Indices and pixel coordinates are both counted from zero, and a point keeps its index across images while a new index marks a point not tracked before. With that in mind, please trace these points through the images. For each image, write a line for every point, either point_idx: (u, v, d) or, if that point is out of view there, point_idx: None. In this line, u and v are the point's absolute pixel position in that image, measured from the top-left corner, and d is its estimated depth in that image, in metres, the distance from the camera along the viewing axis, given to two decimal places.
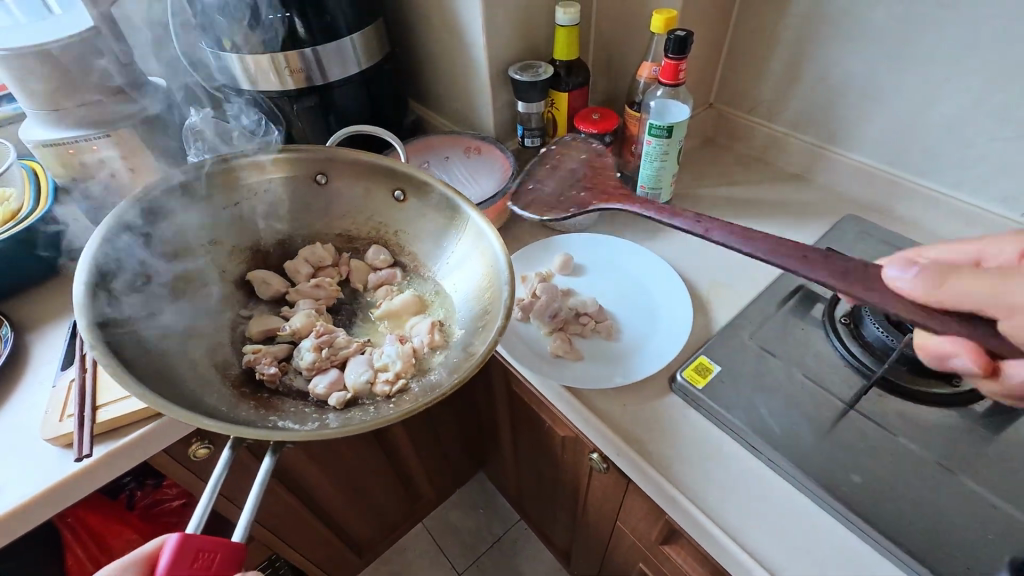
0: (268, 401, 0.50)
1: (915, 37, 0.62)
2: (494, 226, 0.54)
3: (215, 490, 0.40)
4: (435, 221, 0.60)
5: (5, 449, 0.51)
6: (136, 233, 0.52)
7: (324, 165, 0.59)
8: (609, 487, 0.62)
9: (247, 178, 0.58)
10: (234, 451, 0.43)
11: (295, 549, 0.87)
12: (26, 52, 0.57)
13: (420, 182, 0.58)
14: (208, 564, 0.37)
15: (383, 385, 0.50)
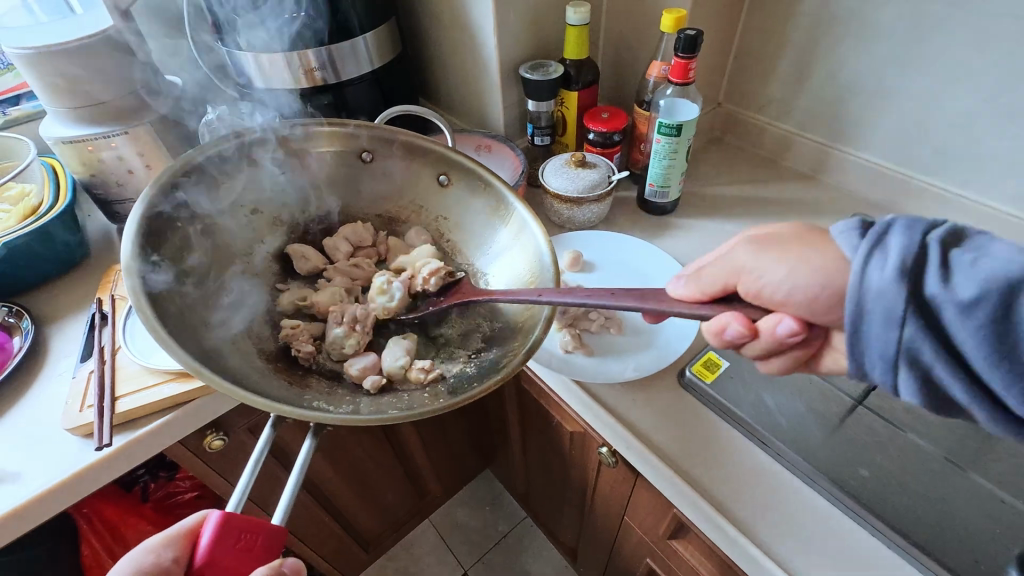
0: (305, 379, 0.50)
1: (924, 38, 0.62)
2: (539, 221, 0.55)
3: (255, 470, 0.42)
4: (477, 211, 0.60)
5: (28, 440, 0.52)
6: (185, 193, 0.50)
7: (372, 141, 0.58)
8: (618, 483, 0.62)
9: (293, 148, 0.56)
10: (274, 431, 0.45)
11: (304, 543, 0.88)
12: (49, 51, 0.59)
13: (467, 172, 0.58)
14: (250, 545, 0.38)
15: (417, 373, 0.51)
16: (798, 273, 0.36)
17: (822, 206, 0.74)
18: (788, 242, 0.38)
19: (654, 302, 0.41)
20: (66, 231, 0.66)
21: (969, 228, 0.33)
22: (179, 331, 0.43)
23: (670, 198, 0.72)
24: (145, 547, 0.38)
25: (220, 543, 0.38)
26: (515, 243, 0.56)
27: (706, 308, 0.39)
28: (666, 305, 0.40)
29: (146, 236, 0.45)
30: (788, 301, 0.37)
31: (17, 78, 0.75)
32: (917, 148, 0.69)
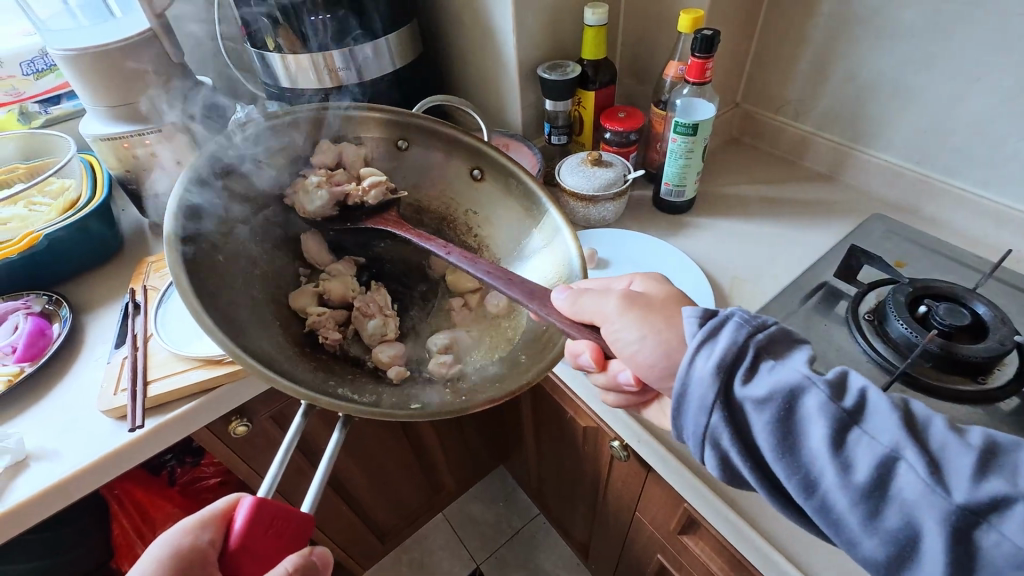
0: (332, 365, 0.51)
1: (945, 36, 0.62)
2: (571, 228, 0.56)
3: (285, 458, 0.42)
4: (508, 209, 0.61)
5: (66, 420, 0.55)
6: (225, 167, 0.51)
7: (409, 130, 0.60)
8: (630, 478, 0.63)
9: (339, 131, 0.59)
10: (304, 419, 0.45)
11: (322, 532, 0.90)
12: (90, 52, 0.62)
13: (501, 171, 0.60)
14: (282, 529, 0.40)
15: (439, 366, 0.52)
16: (647, 341, 0.40)
17: (841, 206, 0.74)
18: (653, 309, 0.41)
19: (539, 302, 0.46)
20: (102, 225, 0.69)
21: (789, 339, 0.36)
22: (214, 307, 0.44)
23: (686, 196, 0.72)
24: (182, 527, 0.40)
25: (254, 527, 0.39)
26: (546, 241, 0.58)
27: (575, 330, 0.43)
28: (544, 310, 0.44)
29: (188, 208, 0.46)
30: (633, 358, 0.40)
31: (58, 78, 0.79)
32: (939, 147, 0.68)
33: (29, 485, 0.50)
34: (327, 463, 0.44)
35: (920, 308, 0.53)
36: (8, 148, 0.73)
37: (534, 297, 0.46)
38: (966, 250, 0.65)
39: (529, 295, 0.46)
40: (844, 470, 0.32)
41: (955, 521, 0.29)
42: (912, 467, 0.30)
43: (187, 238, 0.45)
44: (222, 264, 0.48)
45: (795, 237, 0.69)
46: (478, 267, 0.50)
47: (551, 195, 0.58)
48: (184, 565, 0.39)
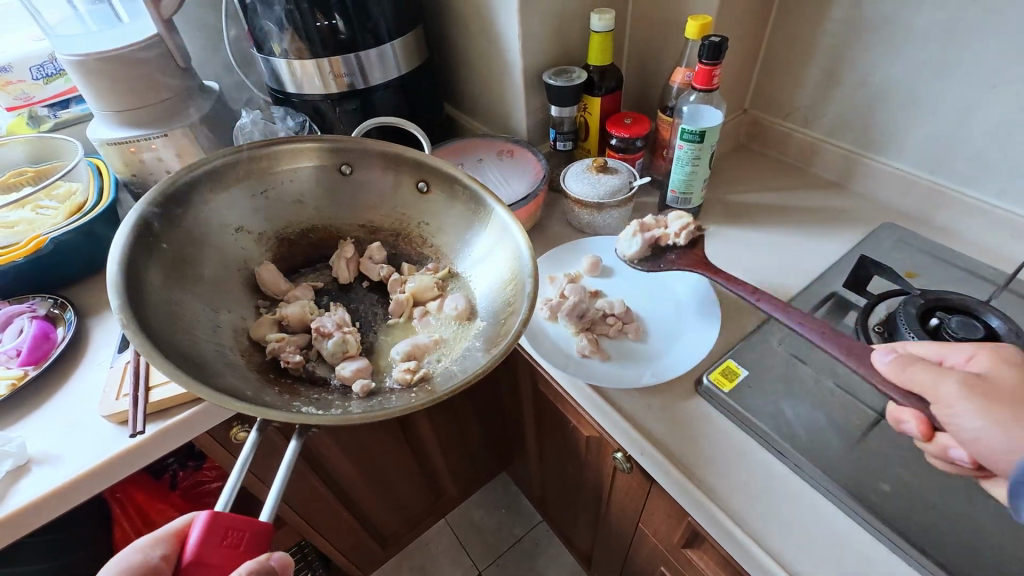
0: (295, 388, 0.52)
1: (959, 44, 0.60)
2: (519, 223, 0.54)
3: (243, 470, 0.42)
4: (456, 215, 0.61)
5: (68, 426, 0.55)
6: (168, 211, 0.53)
7: (348, 154, 0.60)
8: (632, 490, 0.62)
9: (278, 166, 0.60)
10: (262, 432, 0.45)
11: (324, 538, 0.90)
12: (97, 57, 0.62)
13: (446, 178, 0.60)
14: (237, 541, 0.40)
15: (404, 374, 0.52)
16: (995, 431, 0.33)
17: (851, 215, 0.73)
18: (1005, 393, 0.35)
19: (857, 358, 0.44)
20: (108, 228, 0.69)
21: None
22: (167, 344, 0.45)
23: (692, 203, 0.72)
24: (134, 547, 0.40)
25: (210, 537, 0.39)
26: (495, 245, 0.57)
27: (896, 393, 0.41)
28: (863, 369, 0.43)
29: (133, 259, 0.48)
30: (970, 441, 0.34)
31: (67, 83, 0.79)
32: (951, 156, 0.67)
33: (29, 490, 0.50)
34: (286, 467, 0.43)
35: (932, 320, 0.52)
36: (17, 152, 0.74)
37: (851, 355, 0.45)
38: (980, 260, 0.64)
39: (851, 351, 0.45)
40: None
41: None
42: None
43: (134, 286, 0.47)
44: (176, 306, 0.49)
45: (804, 245, 0.68)
46: (835, 348, 0.46)
47: (495, 194, 0.57)
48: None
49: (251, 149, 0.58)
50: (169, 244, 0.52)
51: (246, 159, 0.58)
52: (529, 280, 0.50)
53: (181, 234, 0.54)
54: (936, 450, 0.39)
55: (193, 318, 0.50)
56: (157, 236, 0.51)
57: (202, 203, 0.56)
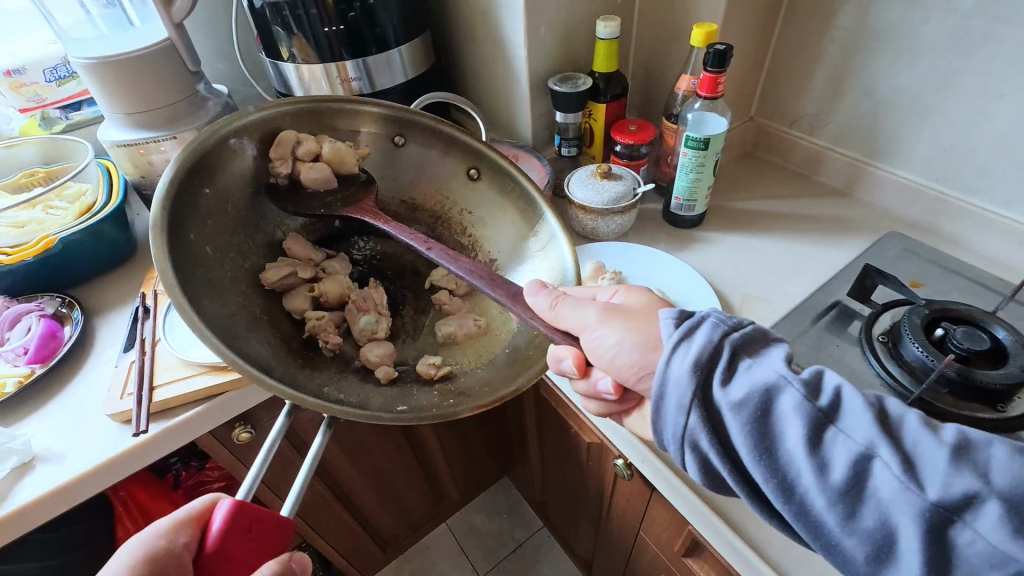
0: (318, 365, 0.50)
1: (968, 53, 0.60)
2: (568, 235, 0.55)
3: (265, 462, 0.42)
4: (502, 208, 0.61)
5: (71, 425, 0.55)
6: (213, 156, 0.49)
7: (406, 126, 0.59)
8: (633, 496, 0.62)
9: (338, 123, 0.58)
10: (290, 417, 0.46)
11: (323, 539, 0.90)
12: (110, 59, 0.63)
13: (498, 169, 0.60)
14: (260, 535, 0.39)
15: (428, 367, 0.52)
16: (626, 345, 0.41)
17: (856, 223, 0.72)
18: (635, 316, 0.42)
19: (520, 306, 0.46)
20: (116, 230, 0.70)
21: (774, 409, 0.34)
22: (208, 313, 0.43)
23: (696, 211, 0.71)
24: (159, 532, 0.40)
25: (233, 527, 0.38)
26: (536, 254, 0.57)
27: (557, 335, 0.44)
28: (526, 315, 0.45)
29: (177, 201, 0.44)
30: (612, 363, 0.41)
31: (78, 85, 0.81)
32: (957, 166, 0.66)
33: (32, 487, 0.50)
34: (313, 459, 0.44)
35: (937, 330, 0.52)
36: (29, 152, 0.75)
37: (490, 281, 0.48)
38: (986, 271, 0.64)
39: (512, 297, 0.47)
40: (821, 469, 0.32)
41: (929, 517, 0.29)
42: (886, 465, 0.30)
43: (176, 234, 0.43)
44: (210, 259, 0.47)
45: (808, 253, 0.68)
46: (460, 266, 0.49)
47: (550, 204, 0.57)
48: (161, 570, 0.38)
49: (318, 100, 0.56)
50: (211, 190, 0.49)
51: (310, 110, 0.56)
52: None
53: (223, 181, 0.50)
54: (586, 388, 0.45)
55: (223, 279, 0.48)
56: (202, 180, 0.48)
57: (250, 151, 0.53)
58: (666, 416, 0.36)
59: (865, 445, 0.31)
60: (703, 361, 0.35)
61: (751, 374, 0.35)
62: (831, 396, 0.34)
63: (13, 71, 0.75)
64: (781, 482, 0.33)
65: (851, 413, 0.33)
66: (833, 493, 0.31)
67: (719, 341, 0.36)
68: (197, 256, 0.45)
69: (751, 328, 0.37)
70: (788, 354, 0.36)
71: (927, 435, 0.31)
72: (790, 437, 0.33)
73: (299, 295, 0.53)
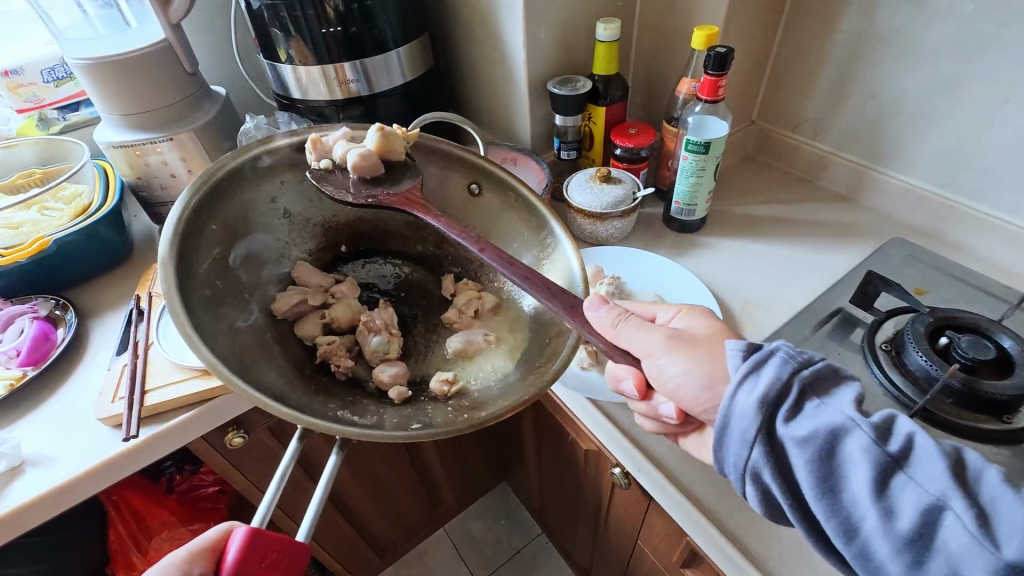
0: (331, 389, 0.49)
1: (972, 58, 0.59)
2: (574, 242, 0.54)
3: (281, 482, 0.41)
4: (507, 222, 0.59)
5: (63, 429, 0.55)
6: (216, 196, 0.49)
7: (406, 147, 0.58)
8: (631, 505, 0.61)
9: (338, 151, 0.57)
10: (302, 442, 0.44)
11: (320, 546, 0.89)
12: (106, 60, 0.63)
13: (501, 183, 0.59)
14: (276, 564, 0.38)
15: (440, 385, 0.50)
16: (690, 373, 0.40)
17: (859, 229, 0.71)
18: (699, 344, 0.41)
19: (578, 319, 0.44)
20: (112, 231, 0.70)
21: (842, 452, 0.33)
22: (218, 346, 0.42)
23: (697, 215, 0.71)
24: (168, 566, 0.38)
25: (248, 561, 0.37)
26: (543, 266, 0.56)
27: (619, 356, 0.42)
28: (584, 330, 0.43)
29: (181, 246, 0.44)
30: (675, 392, 0.40)
31: (76, 85, 0.80)
32: (962, 171, 0.65)
33: (22, 492, 0.50)
34: (328, 478, 0.43)
35: (941, 338, 0.51)
36: (26, 153, 0.75)
37: (546, 291, 0.46)
38: (992, 278, 0.63)
39: (570, 310, 0.45)
40: (887, 515, 0.31)
41: None
42: (957, 517, 0.29)
43: (184, 270, 0.44)
44: (221, 292, 0.47)
45: (810, 259, 0.67)
46: (512, 270, 0.47)
47: (555, 211, 0.56)
48: None
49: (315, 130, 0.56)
50: (217, 226, 0.49)
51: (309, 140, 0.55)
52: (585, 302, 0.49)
53: (229, 216, 0.50)
54: (646, 411, 0.44)
55: (235, 310, 0.48)
56: (207, 216, 0.48)
57: (250, 185, 0.52)
58: (726, 448, 0.36)
59: (937, 496, 0.30)
60: (770, 399, 0.34)
61: (819, 414, 0.34)
62: (903, 442, 0.32)
63: (11, 72, 0.74)
64: (842, 526, 0.32)
65: (922, 462, 0.31)
66: (899, 540, 0.31)
67: (787, 378, 0.35)
68: (205, 289, 0.45)
69: (822, 365, 0.36)
70: (858, 396, 0.35)
71: (1006, 493, 0.29)
72: (856, 481, 0.32)
73: (309, 322, 0.53)
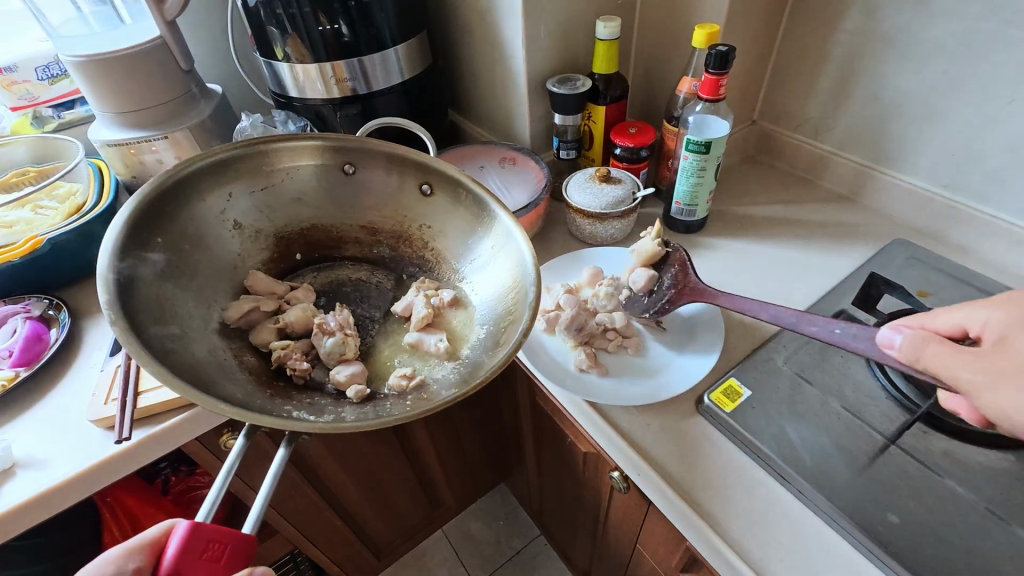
0: (288, 393, 0.49)
1: (976, 58, 0.59)
2: (523, 229, 0.52)
3: (227, 480, 0.40)
4: (460, 219, 0.58)
5: (54, 431, 0.54)
6: (157, 213, 0.49)
7: (354, 154, 0.57)
8: (630, 509, 0.60)
9: (280, 162, 0.56)
10: (249, 440, 0.43)
11: (316, 548, 0.88)
12: (101, 57, 0.62)
13: (451, 182, 0.57)
14: (218, 555, 0.37)
15: (400, 380, 0.50)
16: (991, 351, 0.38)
17: (861, 230, 0.71)
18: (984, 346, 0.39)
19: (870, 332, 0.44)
20: (107, 230, 0.69)
21: None
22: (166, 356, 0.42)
23: (698, 215, 0.70)
24: (107, 559, 0.37)
25: (186, 553, 0.36)
26: (496, 254, 0.54)
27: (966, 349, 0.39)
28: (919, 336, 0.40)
29: (123, 263, 0.44)
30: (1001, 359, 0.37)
31: (71, 83, 0.80)
32: (966, 173, 0.65)
33: (13, 494, 0.49)
34: (277, 469, 0.42)
35: None
36: (20, 151, 0.74)
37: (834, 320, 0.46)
38: (996, 280, 0.62)
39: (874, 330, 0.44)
40: None
41: None
42: None
43: (126, 281, 0.44)
44: (173, 302, 0.47)
45: (812, 261, 0.66)
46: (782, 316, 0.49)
47: (500, 201, 0.54)
48: None
49: (256, 142, 0.55)
50: (163, 239, 0.49)
51: (251, 153, 0.55)
52: (534, 289, 0.48)
53: (175, 228, 0.51)
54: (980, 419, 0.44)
55: (185, 320, 0.48)
56: (151, 229, 0.48)
57: (195, 200, 0.52)
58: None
59: None
60: None
61: None
62: None
63: (4, 70, 0.74)
64: None
65: None
66: None
67: None
68: (154, 299, 0.45)
69: None
70: None
71: None
72: None
73: (262, 332, 0.53)
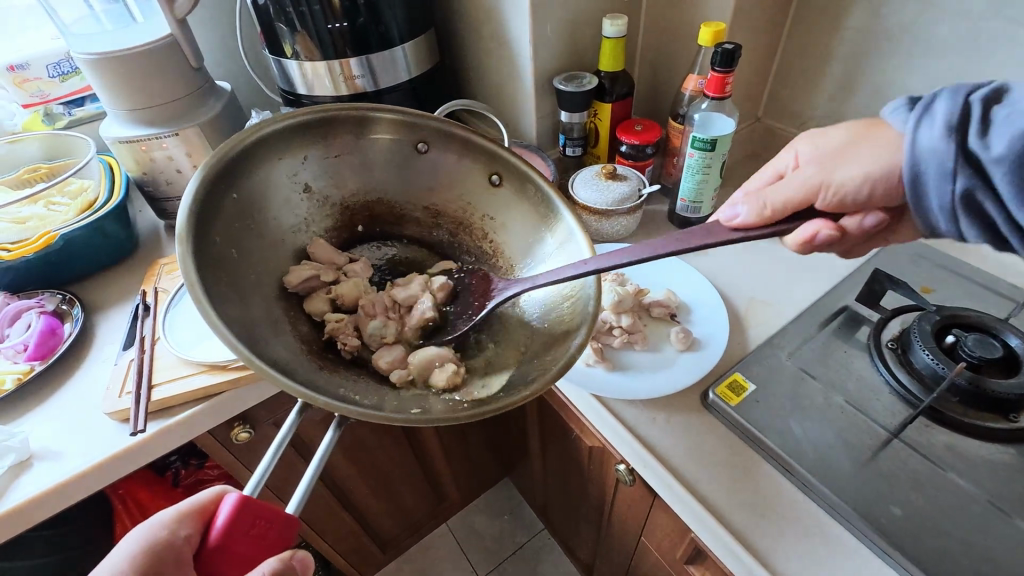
0: (338, 368, 0.49)
1: (979, 58, 0.59)
2: (586, 234, 0.52)
3: (276, 454, 0.40)
4: (523, 214, 0.57)
5: (69, 424, 0.55)
6: (235, 167, 0.47)
7: (430, 132, 0.56)
8: (635, 501, 0.61)
9: (356, 131, 0.54)
10: (298, 417, 0.44)
11: (323, 540, 0.89)
12: (112, 56, 0.63)
13: (521, 176, 0.56)
14: (263, 533, 0.37)
15: (445, 376, 0.49)
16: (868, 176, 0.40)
17: None
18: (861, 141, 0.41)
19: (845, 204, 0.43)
20: (118, 227, 0.70)
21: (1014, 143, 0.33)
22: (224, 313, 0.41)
23: (703, 212, 0.70)
24: (162, 519, 0.39)
25: (236, 524, 0.37)
26: (555, 255, 0.54)
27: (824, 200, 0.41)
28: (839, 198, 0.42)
29: (198, 213, 0.42)
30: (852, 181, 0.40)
31: (82, 81, 0.81)
32: None
33: (31, 485, 0.50)
34: (320, 457, 0.42)
35: (947, 337, 0.52)
36: (32, 148, 0.75)
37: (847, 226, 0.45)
38: (999, 277, 0.62)
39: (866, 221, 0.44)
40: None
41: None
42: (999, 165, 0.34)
43: (200, 234, 0.42)
44: (236, 263, 0.46)
45: (816, 257, 0.67)
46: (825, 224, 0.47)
47: (567, 201, 0.54)
48: (158, 557, 0.38)
49: (337, 108, 0.53)
50: (237, 195, 0.48)
51: (329, 119, 0.53)
52: (594, 300, 0.48)
53: (249, 186, 0.49)
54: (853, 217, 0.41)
55: (248, 283, 0.47)
56: (228, 185, 0.46)
57: (270, 160, 0.50)
58: (926, 189, 0.36)
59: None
60: (954, 126, 0.34)
61: (1010, 120, 0.33)
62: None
63: (16, 67, 0.75)
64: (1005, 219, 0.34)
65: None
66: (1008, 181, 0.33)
67: (963, 108, 0.35)
68: (221, 259, 0.44)
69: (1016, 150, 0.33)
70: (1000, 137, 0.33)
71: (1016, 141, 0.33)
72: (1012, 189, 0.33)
73: (318, 298, 0.52)
